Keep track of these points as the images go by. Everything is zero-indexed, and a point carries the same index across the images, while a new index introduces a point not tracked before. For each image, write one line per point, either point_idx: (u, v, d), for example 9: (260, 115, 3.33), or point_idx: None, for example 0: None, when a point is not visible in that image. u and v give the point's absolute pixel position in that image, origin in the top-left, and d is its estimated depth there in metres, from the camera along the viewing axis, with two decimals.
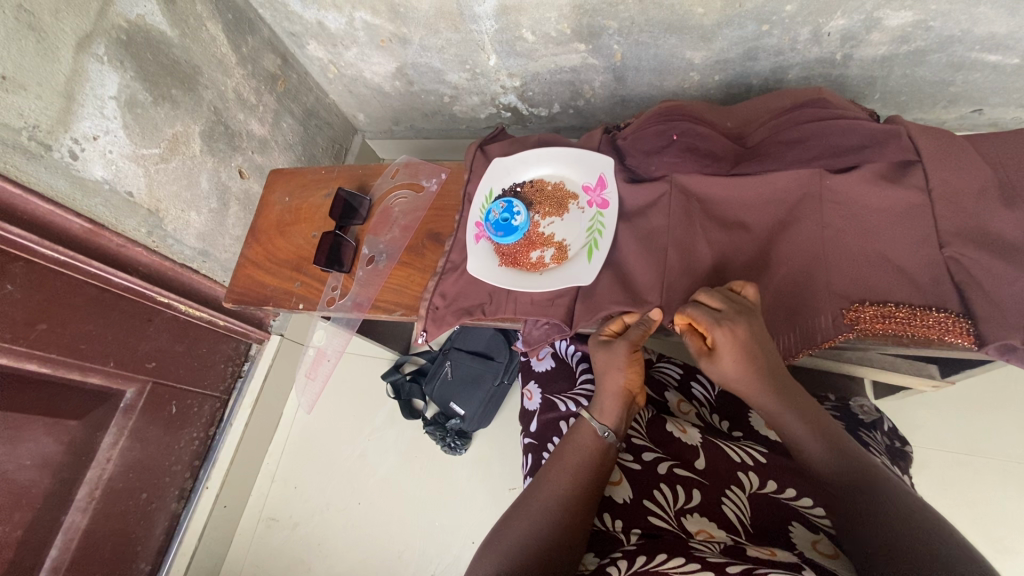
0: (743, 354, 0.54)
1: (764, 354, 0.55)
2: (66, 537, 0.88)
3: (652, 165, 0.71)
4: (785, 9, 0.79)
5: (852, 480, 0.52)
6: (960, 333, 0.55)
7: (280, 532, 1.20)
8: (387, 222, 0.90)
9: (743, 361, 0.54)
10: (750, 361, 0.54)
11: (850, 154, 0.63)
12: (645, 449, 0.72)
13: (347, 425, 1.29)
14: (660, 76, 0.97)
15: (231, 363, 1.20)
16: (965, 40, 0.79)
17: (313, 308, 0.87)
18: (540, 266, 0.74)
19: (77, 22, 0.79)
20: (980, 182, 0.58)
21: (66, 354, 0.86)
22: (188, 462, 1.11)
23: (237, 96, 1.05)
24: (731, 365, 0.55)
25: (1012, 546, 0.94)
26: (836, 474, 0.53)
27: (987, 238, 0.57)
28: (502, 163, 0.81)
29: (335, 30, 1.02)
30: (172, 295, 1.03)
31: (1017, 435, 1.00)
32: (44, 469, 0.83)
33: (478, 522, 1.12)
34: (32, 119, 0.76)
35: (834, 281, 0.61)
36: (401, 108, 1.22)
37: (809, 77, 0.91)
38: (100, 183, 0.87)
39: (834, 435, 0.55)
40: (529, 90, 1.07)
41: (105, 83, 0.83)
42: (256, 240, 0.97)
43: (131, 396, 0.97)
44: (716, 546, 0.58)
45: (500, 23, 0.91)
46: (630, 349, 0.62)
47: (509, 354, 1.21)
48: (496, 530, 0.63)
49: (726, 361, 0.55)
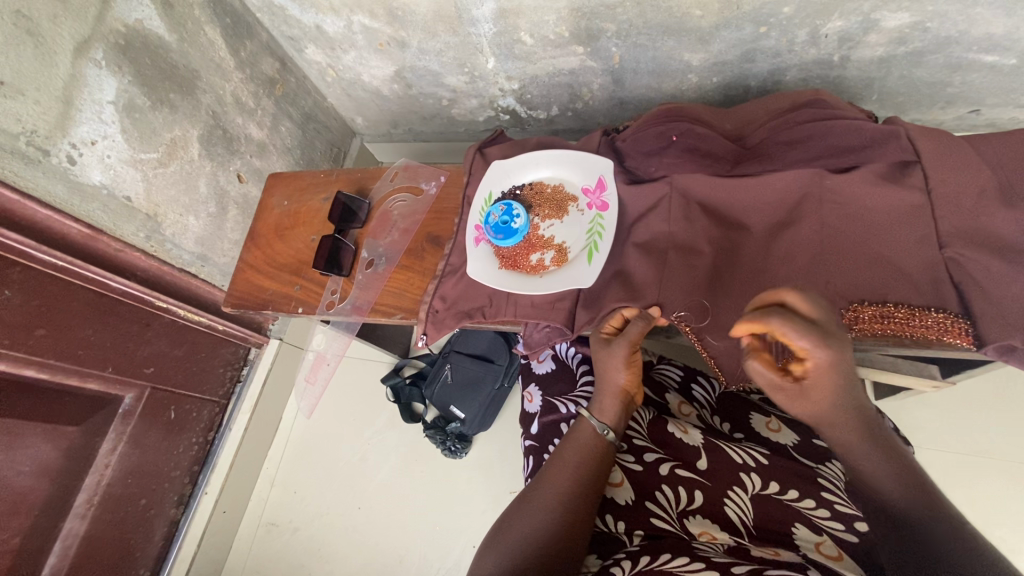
0: (828, 364, 0.46)
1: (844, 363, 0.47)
2: (65, 544, 0.87)
3: (651, 167, 0.72)
4: (782, 11, 0.79)
5: (907, 492, 0.47)
6: (958, 333, 0.56)
7: (280, 537, 1.20)
8: (386, 225, 0.90)
9: (824, 374, 0.46)
10: (830, 375, 0.46)
11: (850, 154, 0.64)
12: (646, 449, 0.72)
13: (347, 429, 1.29)
14: (658, 78, 0.97)
15: (230, 367, 1.19)
16: (962, 41, 0.79)
17: (312, 311, 0.87)
18: (540, 269, 0.74)
19: (75, 27, 0.78)
20: (980, 182, 0.59)
21: (64, 360, 0.85)
22: (187, 467, 1.11)
23: (236, 100, 1.05)
24: (811, 375, 0.47)
25: (1014, 546, 0.94)
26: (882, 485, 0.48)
27: (986, 238, 0.57)
28: (502, 166, 0.81)
29: (333, 34, 1.02)
30: (171, 299, 1.02)
31: (1017, 435, 1.00)
32: (42, 475, 0.83)
33: (479, 526, 1.11)
34: (30, 124, 0.76)
35: (834, 281, 0.60)
36: (400, 111, 1.22)
37: (807, 79, 0.91)
38: (99, 188, 0.87)
39: (889, 443, 0.49)
40: (527, 93, 1.08)
41: (103, 88, 0.83)
42: (255, 244, 0.96)
43: (129, 402, 0.97)
44: (719, 546, 0.58)
45: (498, 26, 0.91)
46: (629, 347, 0.65)
47: (510, 357, 1.20)
48: (497, 533, 0.62)
49: (806, 371, 0.47)
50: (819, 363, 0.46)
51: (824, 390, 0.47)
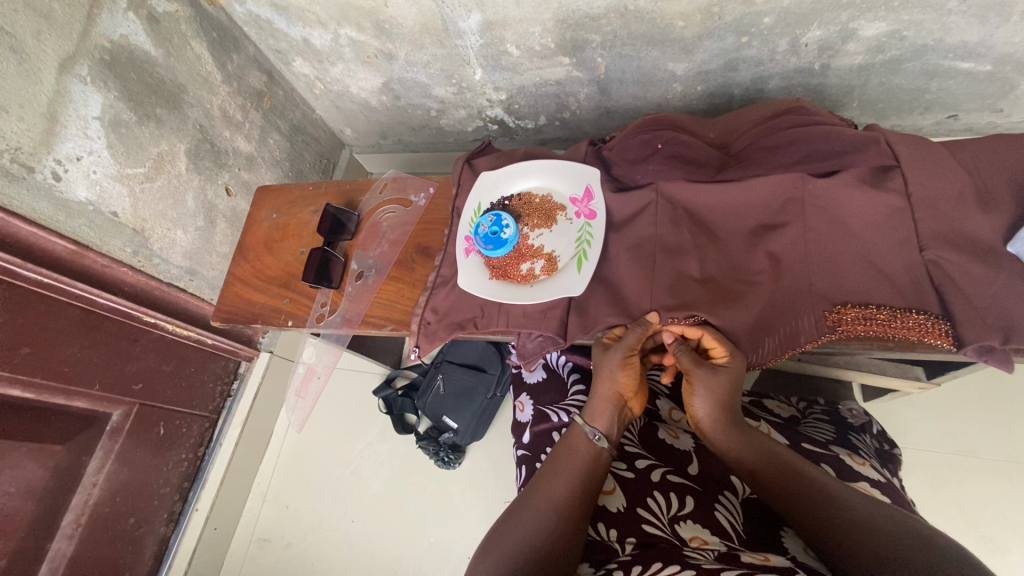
0: (730, 392, 0.64)
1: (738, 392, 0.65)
2: (52, 565, 0.86)
3: (638, 174, 0.72)
4: (763, 21, 0.81)
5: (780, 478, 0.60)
6: (939, 334, 0.57)
7: (272, 552, 1.18)
8: (376, 237, 0.90)
9: (728, 390, 0.64)
10: (728, 393, 0.64)
11: (833, 159, 0.64)
12: (639, 456, 0.73)
13: (339, 441, 1.28)
14: (644, 87, 0.98)
15: (220, 381, 1.18)
16: (938, 49, 0.81)
17: (302, 324, 0.87)
18: (531, 278, 0.74)
19: (59, 44, 0.78)
20: (957, 187, 0.60)
21: (49, 379, 0.84)
22: (176, 484, 1.09)
23: (223, 114, 1.05)
24: (715, 393, 0.64)
25: (1003, 545, 0.95)
26: (794, 502, 0.59)
27: (963, 240, 0.59)
28: (490, 177, 0.81)
29: (321, 47, 1.02)
30: (160, 314, 1.02)
31: (1002, 433, 1.02)
32: (28, 497, 0.81)
33: (474, 536, 1.11)
34: (14, 141, 0.76)
35: (817, 284, 0.61)
36: (389, 122, 1.22)
37: (789, 87, 0.93)
38: (84, 205, 0.86)
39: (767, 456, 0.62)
40: (515, 103, 1.08)
41: (89, 104, 0.83)
42: (243, 257, 0.96)
43: (117, 419, 0.95)
44: (710, 553, 0.58)
45: (484, 38, 0.92)
46: (625, 354, 0.65)
47: (502, 366, 1.20)
48: (489, 542, 0.62)
49: (714, 386, 0.64)
50: (716, 398, 0.64)
51: (719, 407, 0.65)
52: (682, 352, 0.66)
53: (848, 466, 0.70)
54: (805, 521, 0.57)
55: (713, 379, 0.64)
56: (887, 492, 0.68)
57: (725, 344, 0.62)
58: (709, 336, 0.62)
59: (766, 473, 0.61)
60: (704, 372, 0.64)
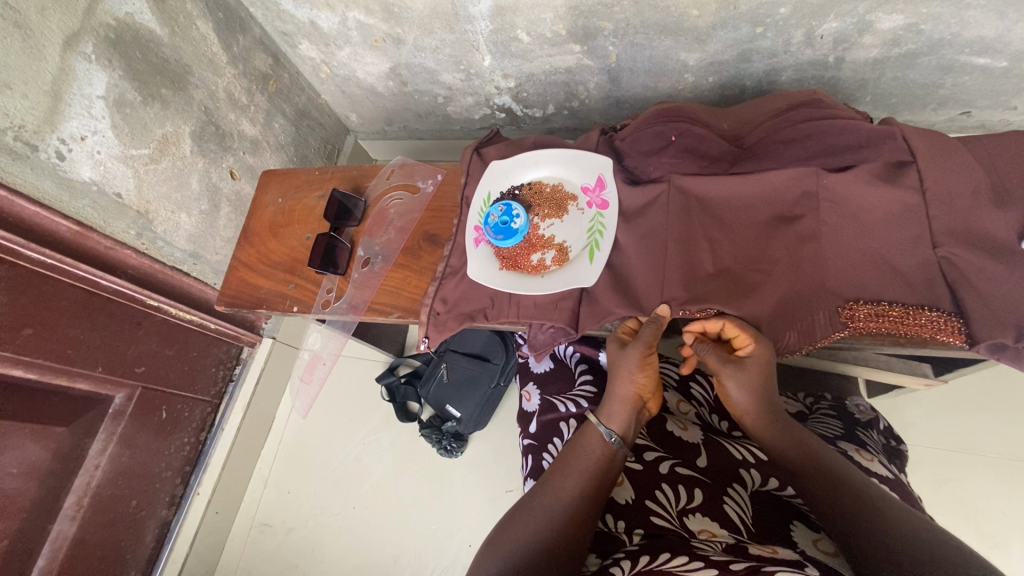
0: (763, 383, 0.62)
1: (773, 379, 0.64)
2: (54, 546, 0.86)
3: (650, 167, 0.72)
4: (779, 12, 0.80)
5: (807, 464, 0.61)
6: (951, 332, 0.56)
7: (273, 538, 1.18)
8: (383, 223, 0.89)
9: (761, 380, 0.62)
10: (762, 382, 0.63)
11: (845, 154, 0.64)
12: (648, 448, 0.73)
13: (342, 428, 1.28)
14: (655, 77, 0.97)
15: (222, 366, 1.18)
16: (954, 43, 0.80)
17: (308, 310, 0.87)
18: (542, 268, 0.74)
19: (64, 19, 0.77)
20: (973, 183, 0.59)
21: (52, 360, 0.84)
22: (178, 468, 1.09)
23: (228, 96, 1.04)
24: (749, 385, 0.63)
25: (1003, 542, 0.96)
26: (828, 501, 0.58)
27: (978, 238, 0.58)
28: (500, 166, 0.81)
29: (328, 30, 1.01)
30: (163, 298, 1.01)
31: (1004, 432, 1.02)
32: (30, 477, 0.81)
33: (476, 524, 1.11)
34: (18, 118, 0.74)
35: (831, 280, 0.61)
36: (395, 108, 1.21)
37: (802, 79, 0.92)
38: (88, 185, 0.85)
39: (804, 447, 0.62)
40: (523, 91, 1.07)
41: (92, 82, 0.81)
42: (248, 242, 0.95)
43: (119, 402, 0.95)
44: (718, 544, 0.58)
45: (495, 23, 0.91)
46: (643, 349, 0.64)
47: (506, 356, 1.17)
48: (496, 532, 0.62)
49: (747, 381, 0.63)
50: (753, 389, 0.63)
51: (757, 399, 0.64)
52: (709, 352, 0.65)
53: (855, 461, 0.70)
54: (836, 520, 0.57)
55: (742, 375, 0.63)
56: (893, 488, 0.68)
57: (747, 332, 0.61)
58: (729, 325, 0.62)
59: (805, 467, 0.61)
60: (732, 370, 0.63)
